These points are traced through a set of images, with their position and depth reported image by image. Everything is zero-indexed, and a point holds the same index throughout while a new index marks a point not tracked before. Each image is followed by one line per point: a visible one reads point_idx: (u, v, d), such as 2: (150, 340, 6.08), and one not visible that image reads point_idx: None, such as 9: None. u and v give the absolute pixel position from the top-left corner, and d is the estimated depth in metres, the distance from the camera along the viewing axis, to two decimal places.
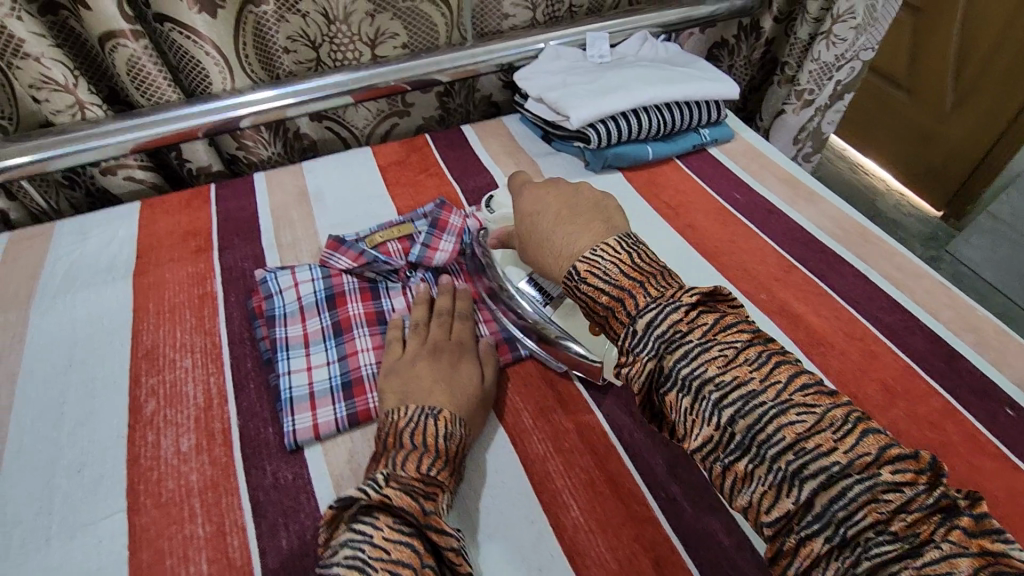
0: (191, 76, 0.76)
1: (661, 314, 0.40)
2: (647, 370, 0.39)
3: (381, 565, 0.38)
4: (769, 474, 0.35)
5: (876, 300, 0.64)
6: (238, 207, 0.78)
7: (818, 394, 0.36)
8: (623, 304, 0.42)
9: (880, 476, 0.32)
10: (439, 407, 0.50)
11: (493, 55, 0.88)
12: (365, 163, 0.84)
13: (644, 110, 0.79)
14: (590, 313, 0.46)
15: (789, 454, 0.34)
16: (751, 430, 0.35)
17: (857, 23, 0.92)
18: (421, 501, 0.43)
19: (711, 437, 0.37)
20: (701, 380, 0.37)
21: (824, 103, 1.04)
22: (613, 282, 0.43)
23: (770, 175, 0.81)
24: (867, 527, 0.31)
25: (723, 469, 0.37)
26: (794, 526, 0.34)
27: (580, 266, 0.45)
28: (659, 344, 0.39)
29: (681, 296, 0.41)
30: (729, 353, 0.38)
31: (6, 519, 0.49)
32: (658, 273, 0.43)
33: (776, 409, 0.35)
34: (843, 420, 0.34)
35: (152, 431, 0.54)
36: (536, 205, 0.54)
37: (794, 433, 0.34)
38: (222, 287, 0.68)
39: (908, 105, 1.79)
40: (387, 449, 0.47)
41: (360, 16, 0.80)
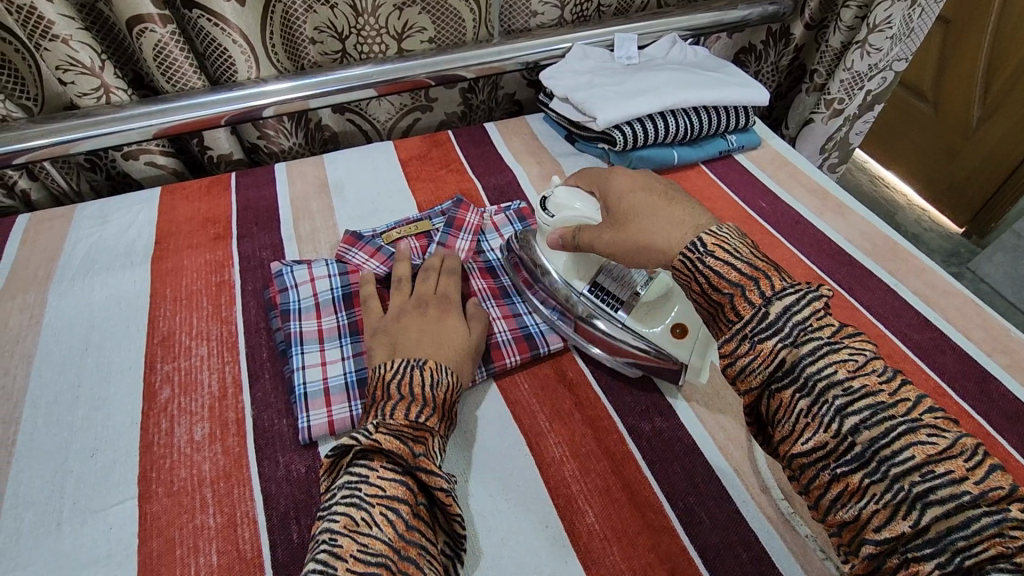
0: (216, 63, 0.76)
1: (801, 300, 0.39)
2: (772, 359, 0.38)
3: (376, 501, 0.39)
4: (887, 493, 0.34)
5: (906, 316, 0.62)
6: (257, 196, 0.77)
7: (946, 419, 0.35)
8: (755, 283, 0.41)
9: (1009, 511, 0.32)
10: (425, 359, 0.50)
11: (520, 53, 0.87)
12: (386, 156, 0.84)
13: (672, 113, 0.78)
14: (705, 291, 0.43)
15: (915, 476, 0.33)
16: (875, 443, 0.35)
17: (893, 33, 0.90)
18: (410, 445, 0.43)
19: (824, 443, 0.36)
20: (827, 383, 0.37)
21: (852, 113, 1.03)
22: (747, 262, 0.42)
23: (799, 185, 0.80)
24: (987, 559, 0.31)
25: (831, 478, 0.36)
26: (830, 461, 0.36)
27: (706, 239, 0.44)
28: (793, 335, 0.38)
29: (818, 287, 0.40)
30: (858, 361, 0.37)
31: (18, 500, 0.49)
32: (781, 267, 0.43)
33: (828, 347, 0.37)
34: (973, 449, 0.34)
35: (166, 419, 0.54)
36: (630, 187, 0.52)
37: (924, 454, 0.33)
38: (239, 276, 0.67)
39: (932, 119, 1.76)
40: (376, 400, 0.47)
41: (389, 9, 0.79)
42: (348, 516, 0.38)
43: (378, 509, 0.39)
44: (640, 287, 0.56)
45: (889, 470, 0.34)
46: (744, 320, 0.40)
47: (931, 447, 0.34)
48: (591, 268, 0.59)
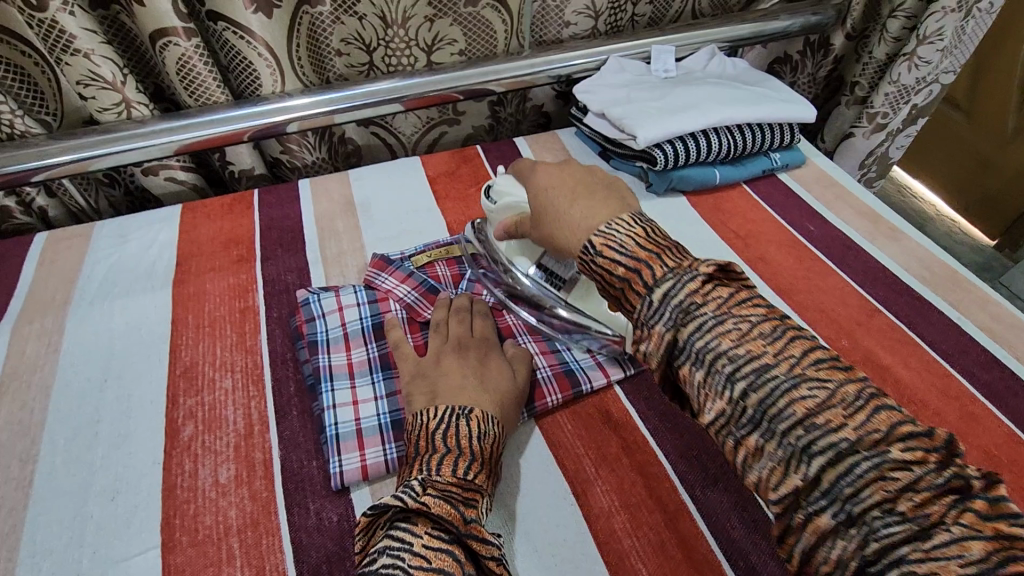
0: (240, 77, 0.73)
1: (678, 286, 0.39)
2: (729, 408, 0.36)
3: (423, 574, 0.35)
4: (779, 449, 0.34)
5: (972, 353, 0.58)
6: (282, 215, 0.74)
7: (830, 368, 0.36)
8: (639, 275, 0.41)
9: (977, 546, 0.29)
10: (470, 406, 0.48)
11: (552, 65, 0.83)
12: (414, 173, 0.81)
13: (715, 131, 0.74)
14: (605, 288, 0.44)
15: (800, 429, 0.34)
16: (762, 405, 0.35)
17: (944, 45, 0.86)
18: (460, 509, 0.40)
19: (723, 411, 0.37)
20: (715, 354, 0.37)
21: (896, 127, 0.98)
22: (629, 255, 0.42)
23: (847, 207, 0.76)
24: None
25: (736, 443, 0.37)
26: (732, 427, 0.37)
27: (596, 240, 0.44)
28: (675, 314, 0.39)
29: (698, 267, 0.40)
30: (742, 329, 0.38)
31: (35, 549, 0.46)
32: (673, 247, 0.42)
33: (712, 322, 0.38)
34: (855, 396, 0.34)
35: (189, 459, 0.51)
36: (549, 181, 0.53)
37: (804, 408, 0.34)
38: (264, 302, 0.64)
39: (964, 128, 1.70)
40: (420, 452, 0.45)
41: (419, 21, 0.76)
42: None
43: None
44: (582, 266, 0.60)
45: (781, 429, 0.35)
46: (636, 310, 0.41)
47: (891, 482, 0.31)
48: (534, 253, 0.62)
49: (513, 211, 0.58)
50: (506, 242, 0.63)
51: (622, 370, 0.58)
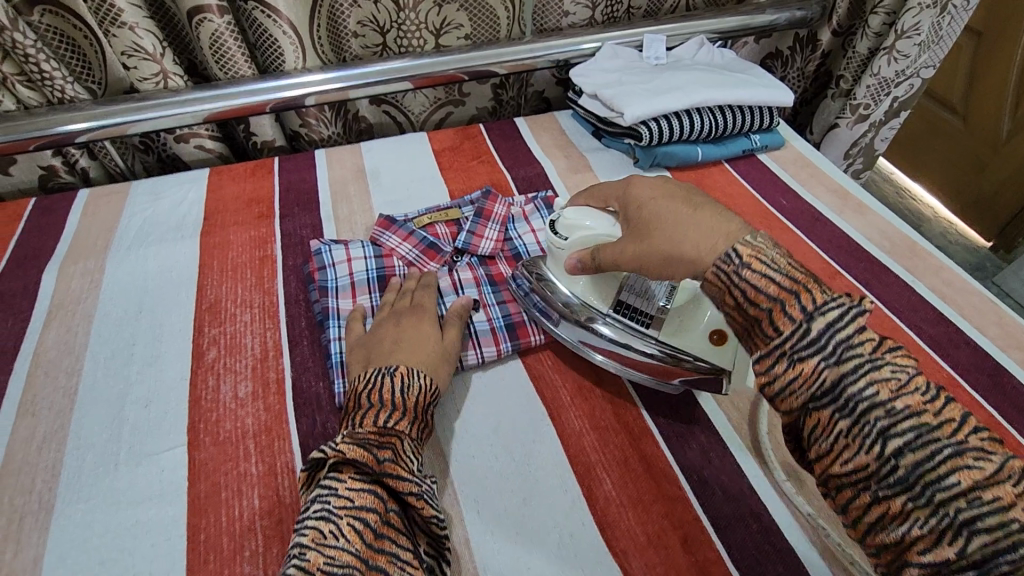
0: (266, 53, 0.81)
1: (846, 319, 0.36)
2: (814, 380, 0.36)
3: (345, 511, 0.41)
4: (855, 427, 0.34)
5: (921, 311, 0.64)
6: (299, 179, 0.82)
7: (908, 356, 0.36)
8: (797, 297, 0.38)
9: (966, 442, 0.32)
10: (396, 364, 0.52)
11: (551, 51, 0.90)
12: (421, 146, 0.88)
13: (697, 111, 0.80)
14: (739, 305, 0.41)
15: (880, 409, 0.34)
16: (842, 381, 0.35)
17: (922, 39, 0.91)
18: (375, 453, 0.45)
19: (799, 382, 0.37)
20: (800, 328, 0.37)
21: (879, 119, 1.04)
22: (783, 273, 0.39)
23: (820, 185, 0.81)
24: (959, 494, 0.31)
25: (805, 415, 0.37)
26: (803, 401, 0.37)
27: (741, 250, 0.41)
28: (833, 347, 0.36)
29: (862, 300, 0.37)
30: (826, 304, 0.37)
31: (80, 442, 0.53)
32: (820, 276, 0.40)
33: (803, 298, 0.38)
34: (933, 385, 0.35)
35: (213, 376, 0.58)
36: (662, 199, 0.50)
37: (888, 388, 0.34)
38: (281, 252, 0.72)
39: (961, 132, 1.75)
40: (349, 412, 0.50)
41: (429, 6, 0.84)
42: (317, 530, 0.40)
43: (346, 520, 0.41)
44: (663, 299, 0.55)
45: (860, 409, 0.34)
46: (776, 337, 0.38)
47: (891, 382, 0.34)
48: (612, 290, 0.57)
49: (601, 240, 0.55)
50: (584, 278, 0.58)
51: None
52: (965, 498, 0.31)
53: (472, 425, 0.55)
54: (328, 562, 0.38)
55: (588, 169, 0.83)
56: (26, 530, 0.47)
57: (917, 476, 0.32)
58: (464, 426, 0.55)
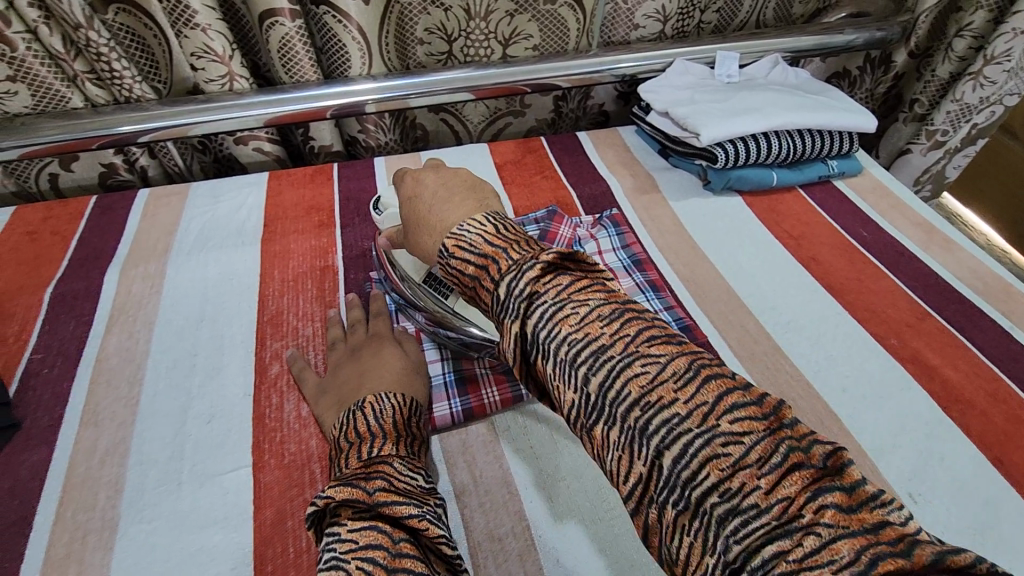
0: (333, 57, 0.80)
1: (518, 279, 0.36)
2: (513, 336, 0.36)
3: (351, 555, 0.34)
4: (695, 520, 0.28)
5: (1023, 362, 0.60)
6: (359, 188, 0.80)
7: (749, 420, 0.29)
8: (487, 272, 0.39)
9: (719, 428, 0.29)
10: (363, 398, 0.49)
11: (620, 65, 0.88)
12: (482, 158, 0.85)
13: (775, 134, 0.77)
14: (462, 290, 0.42)
15: (714, 496, 0.27)
16: (676, 466, 0.29)
17: (1012, 66, 0.87)
18: (363, 483, 0.39)
19: (640, 475, 0.30)
20: (627, 406, 0.31)
21: (955, 146, 0.99)
22: (478, 253, 0.39)
23: (902, 217, 0.77)
24: (661, 408, 0.30)
25: (657, 514, 0.30)
26: (652, 494, 0.30)
27: (449, 242, 0.41)
28: (518, 307, 0.36)
29: (547, 259, 0.37)
30: (653, 372, 0.32)
31: (143, 458, 0.51)
32: (526, 242, 0.40)
33: (596, 356, 0.33)
34: (774, 449, 0.28)
35: (276, 393, 0.56)
36: (417, 189, 0.51)
37: (719, 470, 0.28)
38: (342, 263, 0.70)
39: (1022, 159, 1.69)
40: (332, 461, 0.46)
41: (500, 15, 0.81)
42: None
43: (355, 564, 0.33)
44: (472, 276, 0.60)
45: (696, 499, 0.28)
46: (488, 307, 0.38)
47: (724, 461, 0.28)
48: (423, 266, 0.61)
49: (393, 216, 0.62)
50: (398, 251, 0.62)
51: None
52: (639, 407, 0.31)
53: (549, 462, 0.52)
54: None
55: (656, 189, 0.80)
56: (89, 549, 0.46)
57: (595, 385, 0.33)
58: (538, 464, 0.52)
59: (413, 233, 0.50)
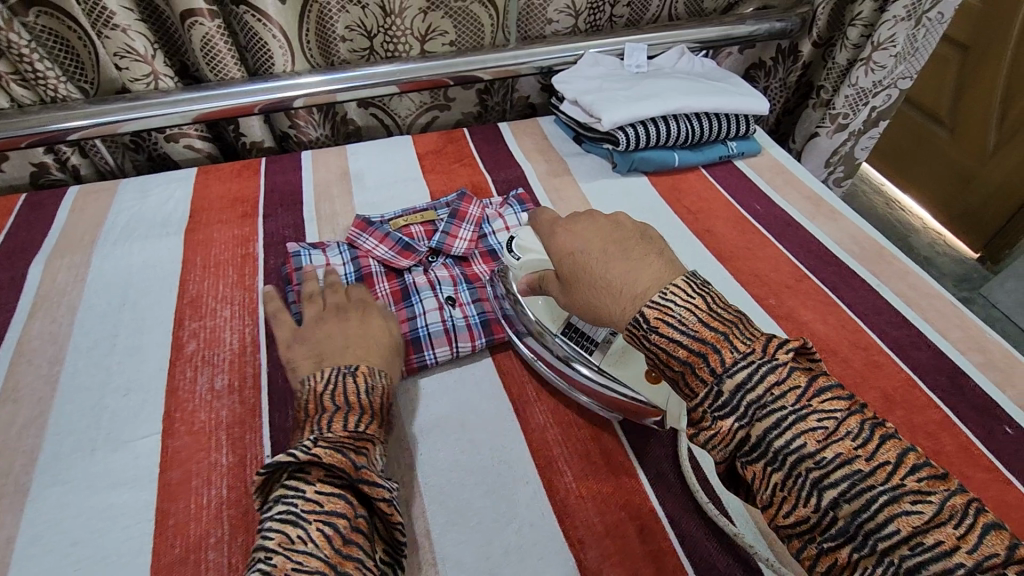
0: (257, 56, 0.83)
1: (754, 374, 0.39)
2: (733, 438, 0.39)
3: (314, 517, 0.40)
4: (877, 566, 0.34)
5: (886, 315, 0.66)
6: (284, 180, 0.83)
7: (929, 479, 0.35)
8: (704, 359, 0.41)
9: (906, 486, 0.35)
10: (356, 364, 0.52)
11: (535, 58, 0.93)
12: (405, 149, 0.89)
13: (675, 118, 0.82)
14: (661, 366, 0.44)
15: (904, 549, 0.33)
16: (857, 517, 0.35)
17: (898, 51, 0.93)
18: (350, 458, 0.44)
19: (806, 516, 0.36)
20: (797, 456, 0.37)
21: (858, 128, 1.05)
22: (693, 335, 0.42)
23: (794, 191, 0.83)
24: (901, 541, 0.34)
25: (819, 552, 0.36)
26: (816, 535, 0.36)
27: (649, 314, 0.44)
28: (751, 407, 0.39)
29: (773, 355, 0.40)
30: (828, 429, 0.37)
31: (58, 429, 0.54)
32: (733, 323, 0.43)
33: (793, 417, 0.38)
34: (962, 512, 0.34)
35: (191, 368, 0.60)
36: (574, 243, 0.53)
37: (910, 526, 0.34)
38: (262, 249, 0.73)
39: (947, 143, 1.79)
40: (309, 413, 0.48)
41: (414, 13, 0.85)
42: (283, 534, 0.39)
43: (315, 525, 0.40)
44: (617, 327, 0.55)
45: (880, 547, 0.34)
46: (697, 398, 0.41)
47: (913, 516, 0.34)
48: (562, 313, 0.57)
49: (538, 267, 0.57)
50: (532, 297, 0.59)
51: None
52: (908, 545, 0.33)
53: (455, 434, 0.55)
54: (297, 568, 0.37)
55: (568, 173, 0.85)
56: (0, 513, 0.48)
57: (835, 505, 0.36)
58: (432, 422, 0.55)
59: (576, 287, 0.51)
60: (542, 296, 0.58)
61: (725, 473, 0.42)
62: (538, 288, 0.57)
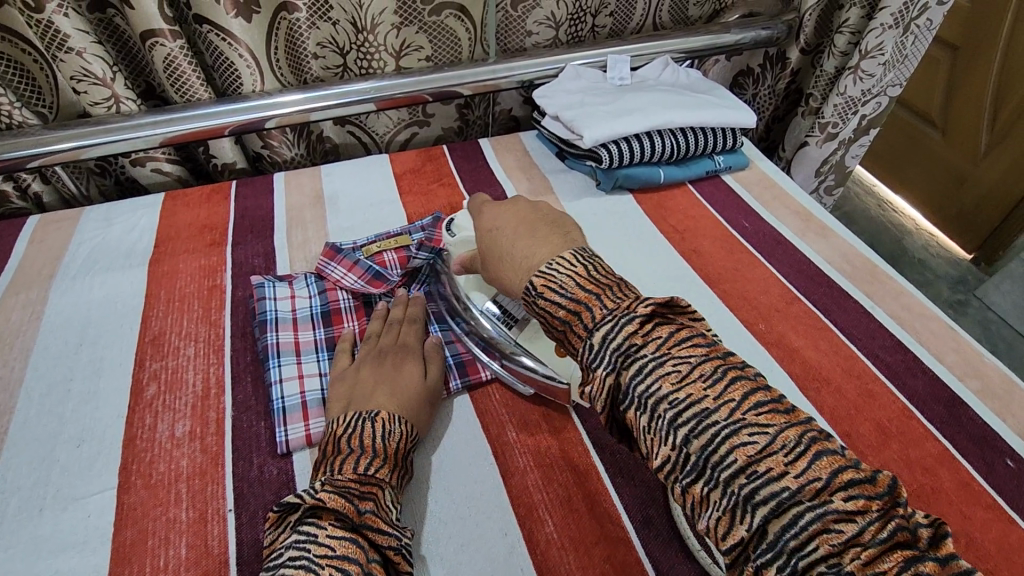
0: (224, 75, 0.80)
1: (616, 328, 0.39)
2: (606, 386, 0.39)
3: (327, 561, 0.38)
4: (723, 498, 0.33)
5: (880, 338, 0.63)
6: (255, 205, 0.80)
7: (771, 413, 0.35)
8: (579, 318, 0.42)
9: (747, 420, 0.34)
10: (377, 410, 0.50)
11: (514, 72, 0.90)
12: (382, 169, 0.86)
13: (659, 133, 0.79)
14: (548, 327, 0.45)
15: (741, 478, 0.33)
16: (705, 450, 0.34)
17: (886, 59, 0.90)
18: (356, 502, 0.42)
19: (667, 456, 0.36)
20: (656, 398, 0.36)
21: (848, 136, 1.03)
22: (570, 296, 0.43)
23: (783, 206, 0.81)
24: (738, 471, 0.33)
25: (682, 491, 0.35)
26: (677, 474, 0.35)
27: (536, 280, 0.45)
28: (613, 356, 0.39)
29: (636, 308, 0.40)
30: (683, 371, 0.37)
31: (5, 487, 0.51)
32: (613, 286, 0.43)
33: (653, 362, 0.37)
34: (795, 441, 0.33)
35: (150, 414, 0.56)
36: (496, 221, 0.54)
37: (745, 455, 0.33)
38: (230, 281, 0.70)
39: (939, 144, 1.77)
40: (325, 457, 0.47)
41: (388, 28, 0.82)
42: None
43: (329, 570, 0.37)
44: None
45: (724, 479, 0.33)
46: (579, 351, 0.41)
47: (750, 446, 0.33)
48: (489, 291, 0.60)
49: (465, 245, 0.60)
50: (464, 276, 0.62)
51: None
52: (744, 475, 0.33)
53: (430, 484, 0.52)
54: None
55: (550, 192, 0.82)
56: None
57: (687, 441, 0.35)
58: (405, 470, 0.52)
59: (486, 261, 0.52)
60: (471, 273, 0.61)
61: (614, 428, 0.41)
62: (469, 268, 0.58)
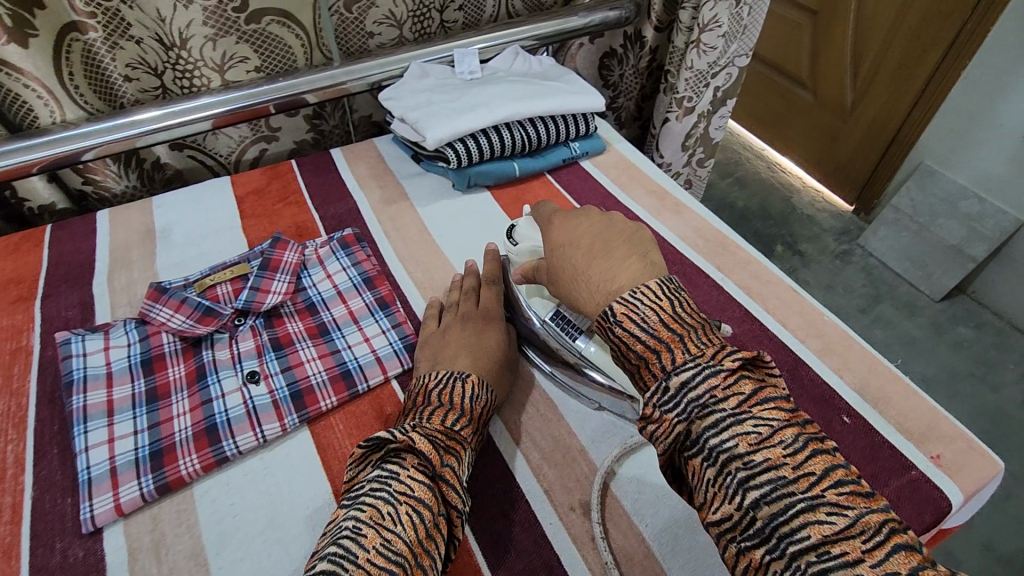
0: (13, 110, 0.71)
1: (699, 377, 0.38)
2: (675, 431, 0.38)
3: (404, 499, 0.40)
4: (787, 572, 0.32)
5: (729, 311, 0.63)
6: (72, 249, 0.72)
7: (853, 494, 0.33)
8: (658, 356, 0.40)
9: (826, 497, 0.33)
10: (468, 372, 0.53)
11: (357, 76, 0.85)
12: (220, 193, 0.80)
13: (507, 126, 0.77)
14: (619, 356, 0.43)
15: (812, 555, 0.31)
16: (774, 520, 0.33)
17: (724, 31, 0.92)
18: (442, 455, 0.44)
19: (729, 515, 0.35)
20: (728, 455, 0.36)
21: (706, 109, 1.04)
22: (651, 331, 0.41)
23: (639, 187, 0.80)
24: (810, 547, 0.32)
25: (738, 552, 0.34)
26: (738, 534, 0.34)
27: (616, 307, 0.43)
28: (688, 401, 0.38)
29: (723, 360, 0.39)
30: (763, 434, 0.35)
31: None
32: (693, 327, 0.41)
33: (732, 418, 0.36)
34: (876, 527, 0.32)
35: None
36: (566, 237, 0.52)
37: (820, 533, 0.32)
38: (38, 340, 0.62)
39: (812, 106, 1.86)
40: (416, 406, 0.50)
41: (202, 40, 0.76)
42: (375, 509, 0.39)
43: (404, 508, 0.39)
44: None
45: (791, 552, 0.32)
46: (650, 390, 0.40)
47: (829, 525, 0.32)
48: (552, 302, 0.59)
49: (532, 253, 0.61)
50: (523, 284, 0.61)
51: (399, 365, 0.59)
52: (816, 553, 0.31)
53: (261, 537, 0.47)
54: (384, 544, 0.36)
55: (404, 198, 0.79)
56: None
57: (756, 506, 0.34)
58: (233, 525, 0.48)
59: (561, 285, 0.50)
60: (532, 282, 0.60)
61: (667, 467, 0.40)
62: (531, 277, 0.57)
